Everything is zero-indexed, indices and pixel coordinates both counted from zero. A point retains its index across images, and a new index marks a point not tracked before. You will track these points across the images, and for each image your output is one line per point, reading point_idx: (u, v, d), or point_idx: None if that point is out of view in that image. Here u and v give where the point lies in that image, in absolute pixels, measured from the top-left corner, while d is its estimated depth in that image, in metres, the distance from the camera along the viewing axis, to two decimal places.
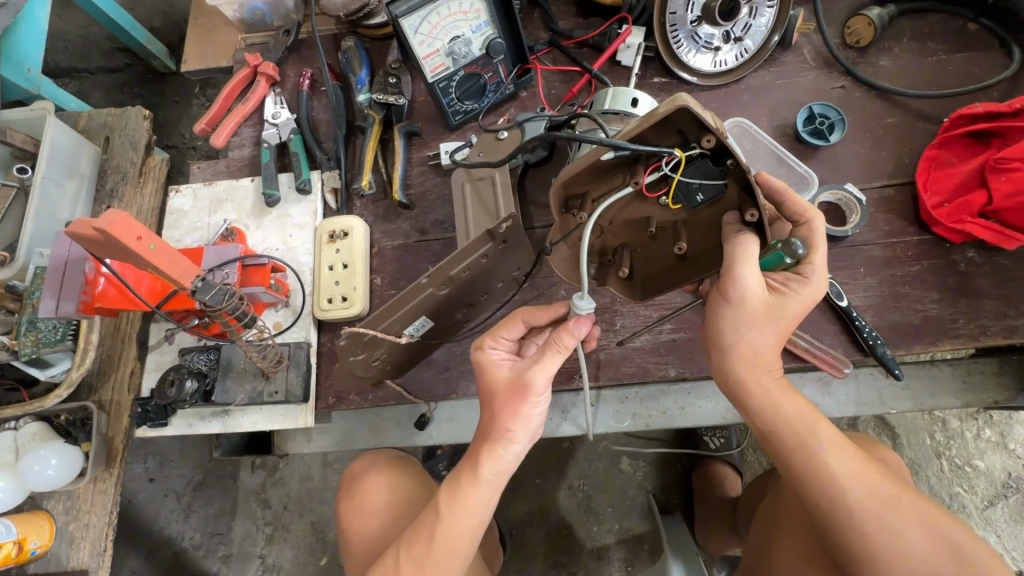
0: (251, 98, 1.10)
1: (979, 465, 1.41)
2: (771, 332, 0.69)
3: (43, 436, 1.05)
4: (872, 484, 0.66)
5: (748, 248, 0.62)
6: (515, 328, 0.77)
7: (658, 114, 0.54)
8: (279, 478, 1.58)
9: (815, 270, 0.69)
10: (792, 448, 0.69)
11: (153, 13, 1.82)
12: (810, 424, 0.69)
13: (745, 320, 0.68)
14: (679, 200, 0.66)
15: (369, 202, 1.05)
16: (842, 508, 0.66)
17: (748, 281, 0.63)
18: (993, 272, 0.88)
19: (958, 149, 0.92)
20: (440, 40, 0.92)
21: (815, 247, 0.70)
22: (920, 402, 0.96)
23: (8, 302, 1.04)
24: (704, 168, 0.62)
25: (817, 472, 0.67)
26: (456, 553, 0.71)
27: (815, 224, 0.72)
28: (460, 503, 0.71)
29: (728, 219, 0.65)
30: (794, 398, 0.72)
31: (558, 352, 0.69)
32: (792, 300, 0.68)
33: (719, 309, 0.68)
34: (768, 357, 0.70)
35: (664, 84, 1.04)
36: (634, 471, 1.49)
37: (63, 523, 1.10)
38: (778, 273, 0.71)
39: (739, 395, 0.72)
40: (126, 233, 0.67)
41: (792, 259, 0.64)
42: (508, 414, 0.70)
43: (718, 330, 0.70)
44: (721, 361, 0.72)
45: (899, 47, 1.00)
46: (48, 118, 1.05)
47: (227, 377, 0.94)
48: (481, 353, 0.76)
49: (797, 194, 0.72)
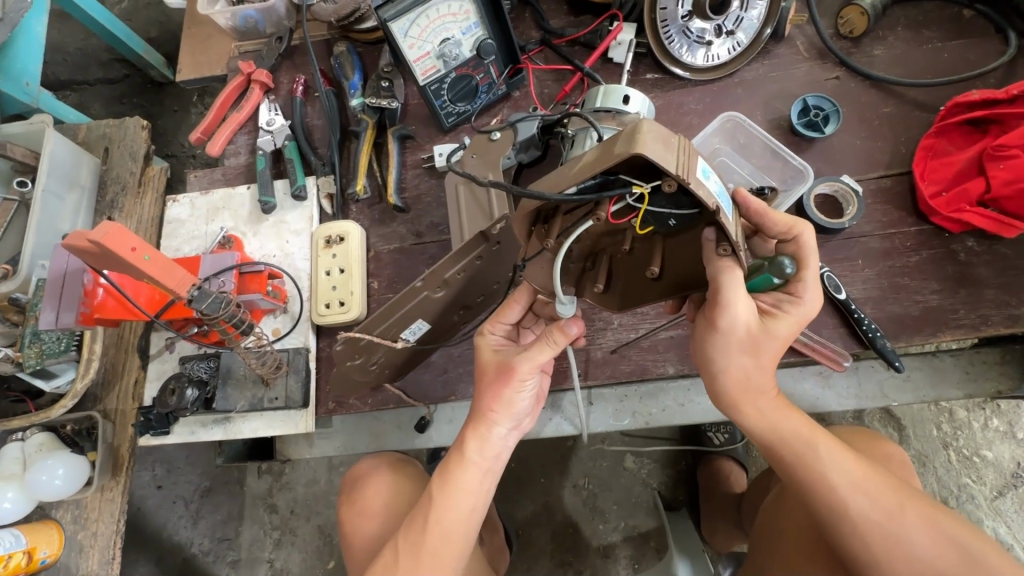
0: (245, 105, 1.11)
1: (987, 455, 1.39)
2: (765, 357, 0.68)
3: (50, 446, 1.07)
4: (872, 492, 0.67)
5: (735, 274, 0.61)
6: (512, 313, 0.78)
7: (615, 156, 0.50)
8: (285, 482, 1.59)
9: (807, 288, 0.70)
10: (789, 461, 0.70)
11: (150, 22, 1.83)
12: (805, 437, 0.69)
13: (735, 346, 0.66)
14: (649, 223, 0.64)
15: (365, 207, 1.05)
16: (843, 518, 0.67)
17: (738, 305, 0.63)
18: (994, 260, 0.87)
19: (956, 138, 0.92)
20: (430, 42, 0.92)
21: (805, 264, 0.70)
22: (923, 394, 0.94)
23: (12, 314, 1.05)
24: (674, 199, 0.59)
25: (815, 485, 0.68)
26: (451, 538, 0.71)
27: (804, 237, 0.71)
28: (450, 487, 0.71)
29: (705, 236, 0.63)
30: (789, 410, 0.72)
31: (549, 346, 0.69)
32: (784, 321, 0.68)
33: (709, 337, 0.67)
34: (761, 377, 0.69)
35: (657, 79, 1.03)
36: (638, 468, 1.48)
37: (72, 531, 1.11)
38: (769, 295, 0.72)
39: (733, 411, 0.72)
40: (120, 244, 0.67)
41: (779, 279, 0.67)
42: (490, 396, 0.72)
43: (707, 357, 0.69)
44: (713, 383, 0.71)
45: (894, 36, 0.99)
46: (48, 131, 1.07)
47: (227, 384, 0.95)
48: (479, 339, 0.78)
49: (773, 211, 0.69)
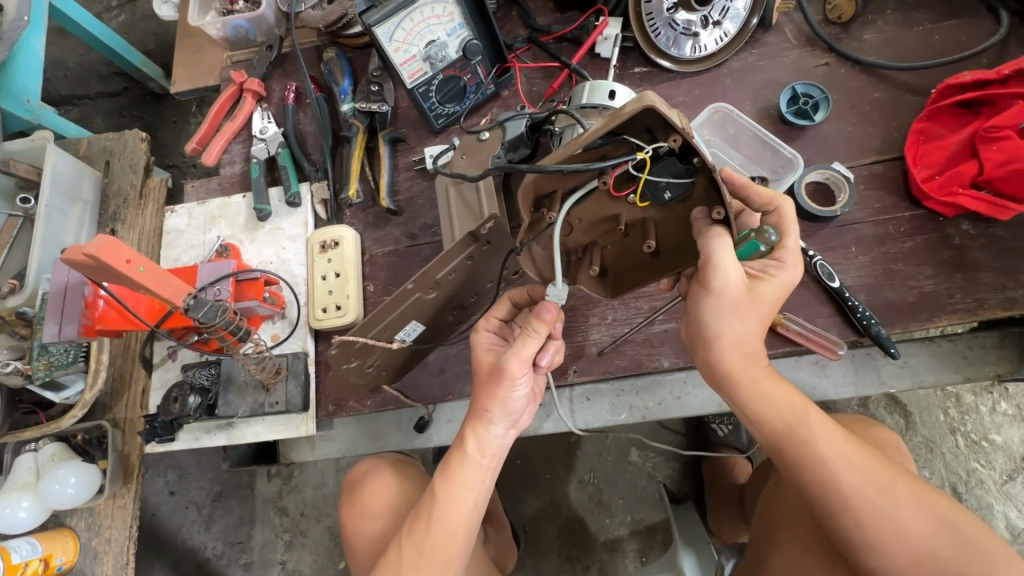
0: (239, 115, 1.13)
1: (996, 439, 1.38)
2: (754, 320, 0.68)
3: (62, 455, 1.09)
4: (865, 468, 0.67)
5: (725, 240, 0.61)
6: (504, 307, 0.81)
7: (625, 114, 0.50)
8: (294, 485, 1.61)
9: (789, 253, 0.70)
10: (781, 436, 0.69)
11: (147, 35, 1.86)
12: (799, 412, 0.69)
13: (726, 309, 0.66)
14: (647, 197, 0.64)
15: (358, 211, 1.06)
16: (835, 494, 0.66)
17: (729, 270, 0.62)
18: (988, 242, 0.87)
19: (948, 120, 0.91)
20: (416, 45, 0.93)
21: (786, 233, 0.71)
22: (922, 379, 0.94)
23: (20, 327, 1.08)
24: (671, 167, 0.60)
25: (809, 461, 0.68)
26: (455, 536, 0.72)
27: (784, 209, 0.73)
28: (450, 484, 0.73)
29: (697, 215, 0.64)
30: (782, 386, 0.71)
31: (532, 337, 0.69)
32: (770, 283, 0.68)
33: (700, 299, 0.66)
34: (752, 345, 0.69)
35: (645, 73, 1.03)
36: (643, 462, 1.49)
37: (86, 538, 1.14)
38: (755, 261, 0.72)
39: (726, 386, 0.71)
40: (115, 257, 0.69)
41: (767, 245, 0.67)
42: (486, 396, 0.72)
43: (699, 321, 0.68)
44: (707, 353, 0.70)
45: (883, 19, 0.98)
46: (49, 147, 1.08)
47: (229, 390, 0.97)
48: (474, 336, 0.79)
49: (760, 184, 0.73)
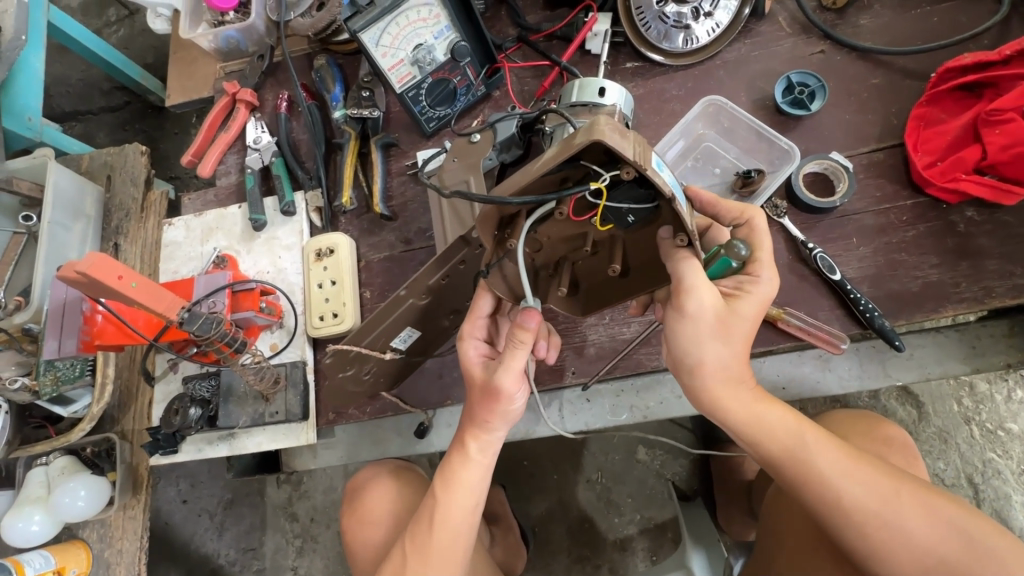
0: (232, 125, 1.12)
1: (1013, 428, 1.35)
2: (735, 344, 0.66)
3: (71, 469, 1.08)
4: (866, 483, 0.65)
5: (693, 263, 0.61)
6: (485, 300, 0.77)
7: (575, 145, 0.49)
8: (304, 491, 1.62)
9: (763, 267, 0.69)
10: (778, 458, 0.68)
11: (145, 49, 1.88)
12: (795, 432, 0.68)
13: (705, 334, 0.64)
14: (609, 220, 0.63)
15: (353, 217, 1.06)
16: (839, 511, 0.65)
17: (702, 290, 0.62)
18: (994, 229, 0.84)
19: (948, 105, 0.89)
20: (403, 49, 0.94)
21: (758, 247, 0.70)
22: (929, 371, 0.91)
23: (26, 343, 1.07)
24: (631, 193, 0.59)
25: (808, 480, 0.66)
26: (457, 538, 0.72)
27: (755, 222, 0.72)
28: (451, 486, 0.72)
29: (663, 234, 0.63)
30: (774, 405, 0.69)
31: (518, 348, 0.67)
32: (746, 300, 0.66)
33: (676, 324, 0.65)
34: (738, 370, 0.67)
35: (637, 68, 1.01)
36: (651, 460, 1.48)
37: (98, 549, 1.14)
38: (728, 278, 0.70)
39: (716, 411, 0.69)
40: (107, 275, 0.69)
41: (738, 262, 0.68)
42: (484, 413, 0.70)
43: (680, 350, 0.67)
44: (692, 379, 0.68)
45: (879, 4, 0.96)
46: (50, 164, 1.09)
47: (229, 401, 0.97)
48: (460, 345, 0.76)
49: (725, 200, 0.73)
